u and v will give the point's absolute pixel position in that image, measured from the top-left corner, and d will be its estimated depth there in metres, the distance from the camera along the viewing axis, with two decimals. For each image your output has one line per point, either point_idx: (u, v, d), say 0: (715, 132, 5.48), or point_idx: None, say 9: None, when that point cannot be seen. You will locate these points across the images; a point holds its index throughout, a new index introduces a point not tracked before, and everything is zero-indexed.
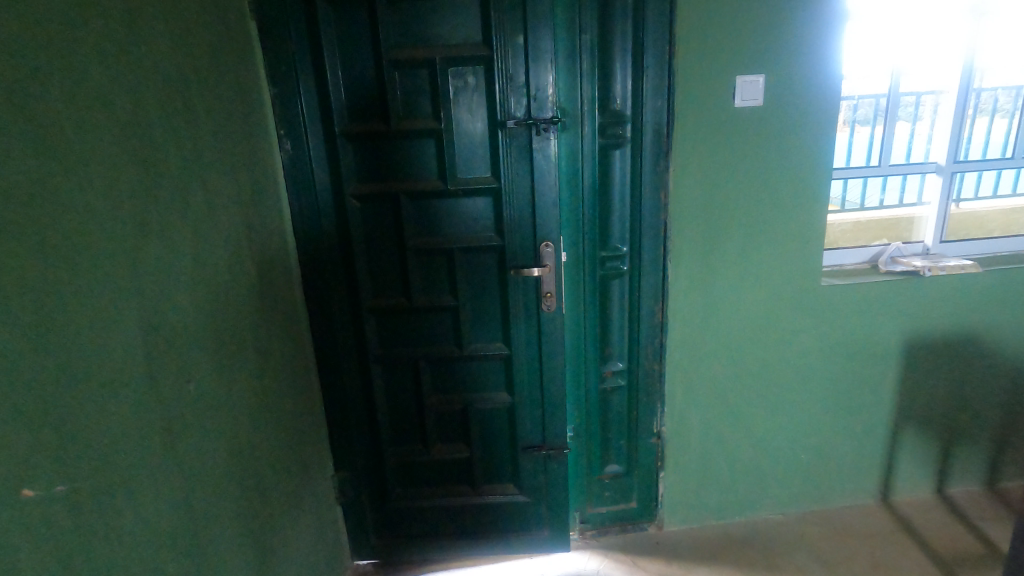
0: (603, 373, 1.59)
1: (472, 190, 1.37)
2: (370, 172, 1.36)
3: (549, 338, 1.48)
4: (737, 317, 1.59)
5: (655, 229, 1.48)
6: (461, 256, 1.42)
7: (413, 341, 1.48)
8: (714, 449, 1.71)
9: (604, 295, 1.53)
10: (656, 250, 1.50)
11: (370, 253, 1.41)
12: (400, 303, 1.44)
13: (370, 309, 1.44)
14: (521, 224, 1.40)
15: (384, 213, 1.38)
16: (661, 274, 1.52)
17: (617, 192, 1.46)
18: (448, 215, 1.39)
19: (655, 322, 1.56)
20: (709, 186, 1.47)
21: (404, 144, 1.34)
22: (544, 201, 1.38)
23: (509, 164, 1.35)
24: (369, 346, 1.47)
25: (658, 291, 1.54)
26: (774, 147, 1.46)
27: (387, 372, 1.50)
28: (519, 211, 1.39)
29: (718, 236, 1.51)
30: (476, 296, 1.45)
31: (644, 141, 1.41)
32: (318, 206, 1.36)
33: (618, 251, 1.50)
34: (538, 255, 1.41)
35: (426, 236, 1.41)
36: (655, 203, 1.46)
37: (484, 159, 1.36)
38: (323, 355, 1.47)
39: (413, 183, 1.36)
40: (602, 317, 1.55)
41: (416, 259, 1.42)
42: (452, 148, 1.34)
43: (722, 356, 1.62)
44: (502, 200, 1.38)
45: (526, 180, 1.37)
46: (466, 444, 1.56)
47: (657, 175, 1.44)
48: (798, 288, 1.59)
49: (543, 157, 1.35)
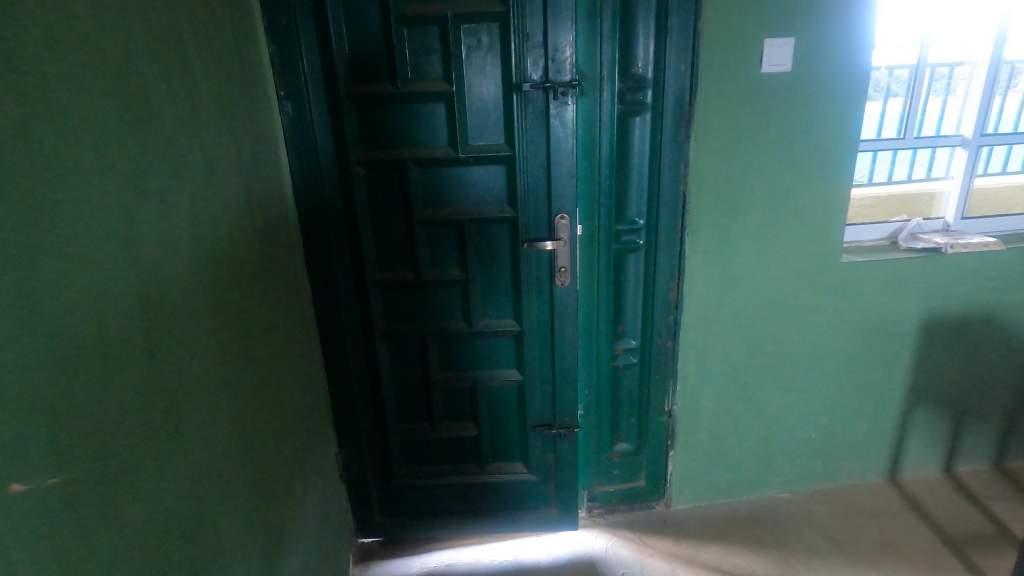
0: (615, 351, 1.55)
1: (485, 158, 1.29)
2: (377, 138, 1.28)
3: (562, 315, 1.43)
4: (754, 294, 1.54)
5: (673, 202, 1.42)
6: (471, 228, 1.35)
7: (421, 317, 1.43)
8: (725, 428, 1.68)
9: (620, 270, 1.47)
10: (674, 224, 1.44)
11: (376, 224, 1.35)
12: (408, 277, 1.38)
13: (376, 282, 1.38)
14: (535, 194, 1.33)
15: (392, 182, 1.31)
16: (677, 249, 1.47)
17: (635, 162, 1.39)
18: (458, 184, 1.32)
19: (669, 299, 1.52)
20: (732, 158, 1.40)
21: (412, 108, 1.26)
22: (561, 170, 1.31)
23: (524, 131, 1.28)
24: (375, 321, 1.42)
25: (674, 267, 1.48)
26: (802, 117, 1.39)
27: (393, 348, 1.46)
28: (533, 179, 1.32)
29: (739, 209, 1.45)
30: (486, 271, 1.39)
31: (665, 108, 1.34)
32: (322, 173, 1.29)
33: (635, 225, 1.44)
34: (552, 228, 1.35)
35: (435, 207, 1.34)
36: (675, 174, 1.40)
37: (497, 124, 1.28)
38: (327, 329, 1.42)
39: (421, 150, 1.29)
40: (616, 293, 1.50)
41: (424, 232, 1.35)
42: (464, 112, 1.27)
43: (738, 334, 1.58)
44: (517, 169, 1.30)
45: (542, 147, 1.29)
46: (475, 421, 1.52)
47: (677, 145, 1.37)
48: (817, 265, 1.54)
49: (559, 123, 1.28)
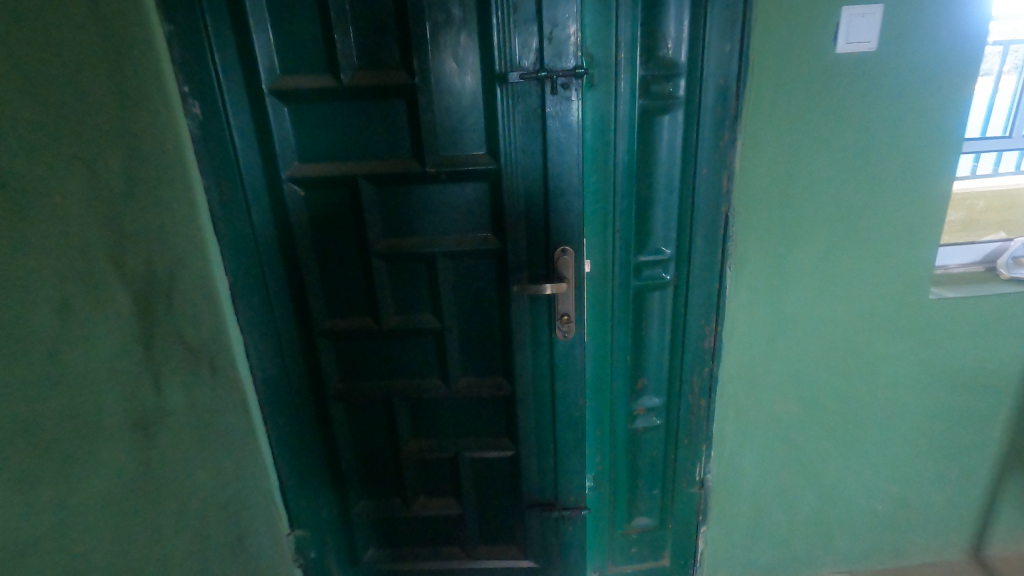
0: (634, 411, 1.23)
1: (461, 173, 0.97)
2: (318, 148, 0.97)
3: (565, 372, 1.10)
4: (813, 340, 1.21)
5: (712, 226, 1.09)
6: (446, 263, 1.03)
7: (385, 373, 1.12)
8: (771, 500, 1.35)
9: (640, 312, 1.15)
10: (711, 254, 1.11)
11: (323, 259, 1.04)
12: (367, 325, 1.08)
13: (326, 332, 1.08)
14: (529, 220, 1.00)
15: (340, 206, 1.00)
16: (716, 285, 1.14)
17: (662, 176, 1.05)
18: (427, 208, 1.00)
19: (704, 347, 1.19)
20: (791, 167, 1.06)
21: (362, 107, 0.94)
22: (562, 188, 0.98)
23: (513, 136, 0.95)
24: (327, 379, 1.12)
25: (710, 308, 1.15)
26: (887, 113, 1.04)
27: (353, 411, 1.16)
28: (525, 199, 0.99)
29: (798, 233, 1.11)
30: (468, 317, 1.08)
31: (704, 104, 1.01)
32: (246, 193, 0.98)
33: (660, 256, 1.10)
34: (553, 263, 1.02)
35: (398, 237, 1.02)
36: (715, 191, 1.06)
37: (476, 127, 0.96)
38: (267, 388, 1.12)
39: (376, 163, 0.97)
40: (634, 340, 1.18)
41: (385, 269, 1.04)
42: (431, 112, 0.94)
43: (790, 388, 1.25)
44: (503, 186, 0.97)
45: (537, 157, 0.96)
46: (458, 497, 1.22)
47: (719, 152, 1.04)
48: (898, 303, 1.19)
49: (560, 125, 0.94)
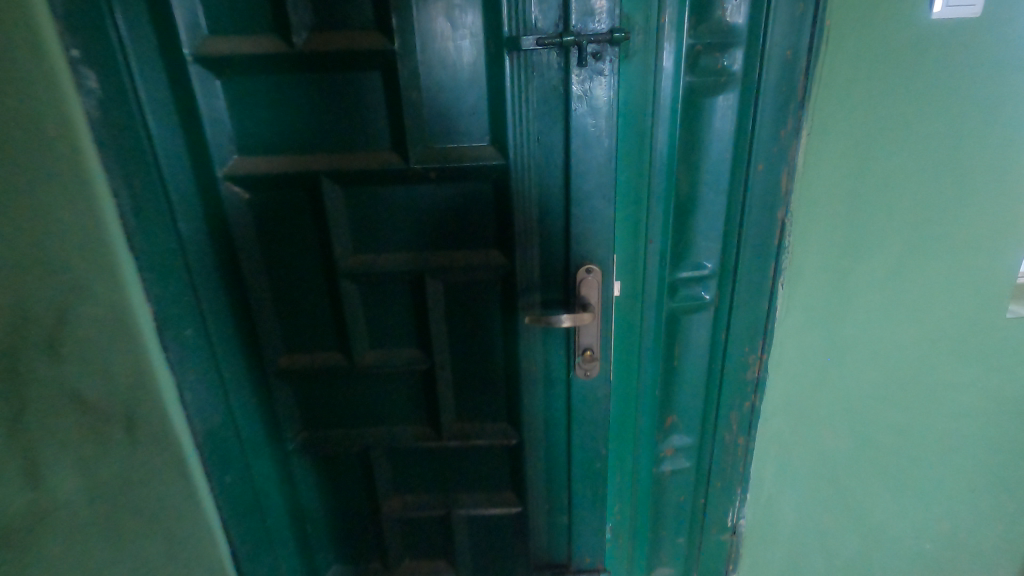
0: (660, 451, 1.04)
1: (457, 172, 0.74)
2: (266, 138, 0.73)
3: (585, 417, 0.89)
4: (872, 368, 1.02)
5: (764, 234, 0.88)
6: (436, 285, 0.80)
7: (360, 419, 0.90)
8: (810, 545, 1.17)
9: (672, 339, 0.96)
10: (762, 269, 0.91)
11: (278, 281, 0.81)
12: (337, 362, 0.85)
13: (284, 371, 0.85)
14: (544, 232, 0.78)
15: (297, 214, 0.77)
16: (764, 306, 0.94)
17: (708, 174, 0.85)
18: (412, 215, 0.77)
19: (746, 377, 0.99)
20: (865, 163, 0.86)
21: (324, 83, 0.70)
22: (588, 192, 0.75)
23: (526, 124, 0.72)
24: (286, 427, 0.90)
25: (755, 332, 0.96)
26: (989, 96, 0.83)
27: (321, 463, 0.94)
28: (539, 206, 0.76)
29: (866, 244, 0.91)
30: (464, 351, 0.86)
31: (765, 83, 0.79)
32: (168, 197, 0.73)
33: (699, 272, 0.91)
34: (574, 286, 0.80)
35: (374, 254, 0.79)
36: (771, 194, 0.86)
37: (476, 111, 0.72)
38: (208, 445, 0.88)
39: (343, 158, 0.73)
40: (664, 370, 0.98)
41: (359, 293, 0.81)
42: (416, 90, 0.70)
43: (840, 423, 1.06)
44: (512, 188, 0.75)
45: (557, 151, 0.74)
46: (450, 557, 1.01)
47: (779, 144, 0.83)
48: (973, 326, 1.00)
49: (588, 110, 0.71)
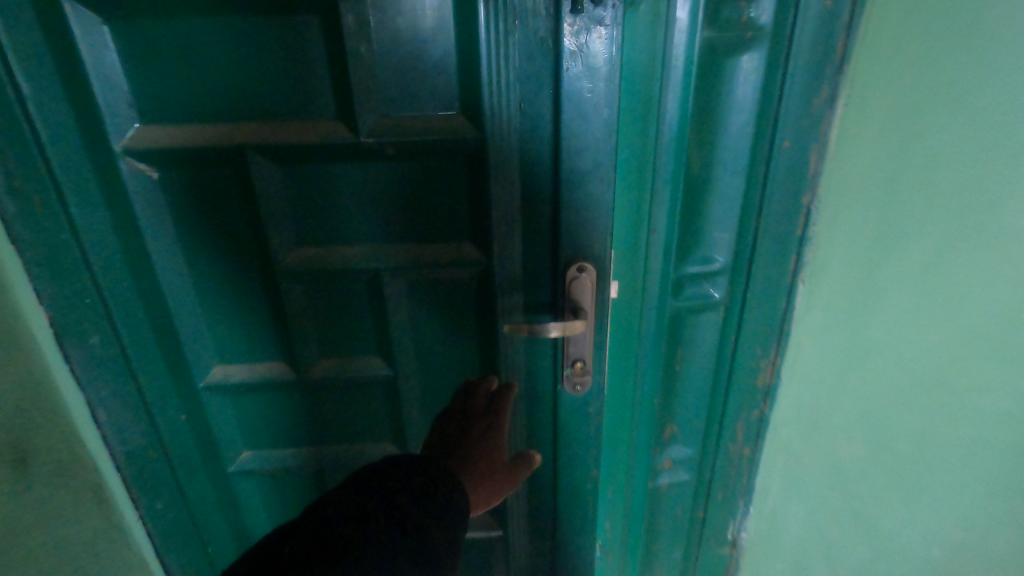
0: (657, 463, 0.93)
1: (420, 147, 0.60)
2: (175, 101, 0.57)
3: (575, 437, 0.77)
4: (899, 403, 0.81)
5: (786, 223, 0.76)
6: (398, 284, 0.67)
7: (311, 436, 0.77)
8: None
9: (674, 341, 0.83)
10: (781, 264, 0.78)
11: (204, 279, 0.66)
12: (283, 374, 0.72)
13: (218, 384, 0.72)
14: (528, 221, 0.64)
15: (222, 199, 0.62)
16: (782, 306, 0.81)
17: (725, 152, 0.72)
18: (364, 201, 0.62)
19: (756, 385, 0.88)
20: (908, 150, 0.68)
21: (248, 32, 0.55)
22: (583, 174, 0.61)
23: (507, 88, 0.57)
24: (227, 445, 0.76)
25: (770, 335, 0.84)
26: None
27: (270, 483, 0.81)
28: (523, 191, 0.62)
29: (899, 249, 0.73)
30: (433, 359, 0.73)
31: (799, 43, 0.66)
32: (53, 176, 0.57)
33: (707, 267, 0.78)
34: (563, 287, 0.66)
35: (320, 249, 0.65)
36: (795, 176, 0.73)
37: (445, 71, 0.57)
38: (134, 478, 0.72)
39: (276, 130, 0.58)
40: (665, 376, 0.86)
41: (304, 294, 0.67)
42: (368, 43, 0.55)
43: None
44: (490, 169, 0.61)
45: (545, 124, 0.59)
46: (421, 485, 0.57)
47: (809, 116, 0.70)
48: (973, 373, 0.72)
49: (582, 70, 0.56)
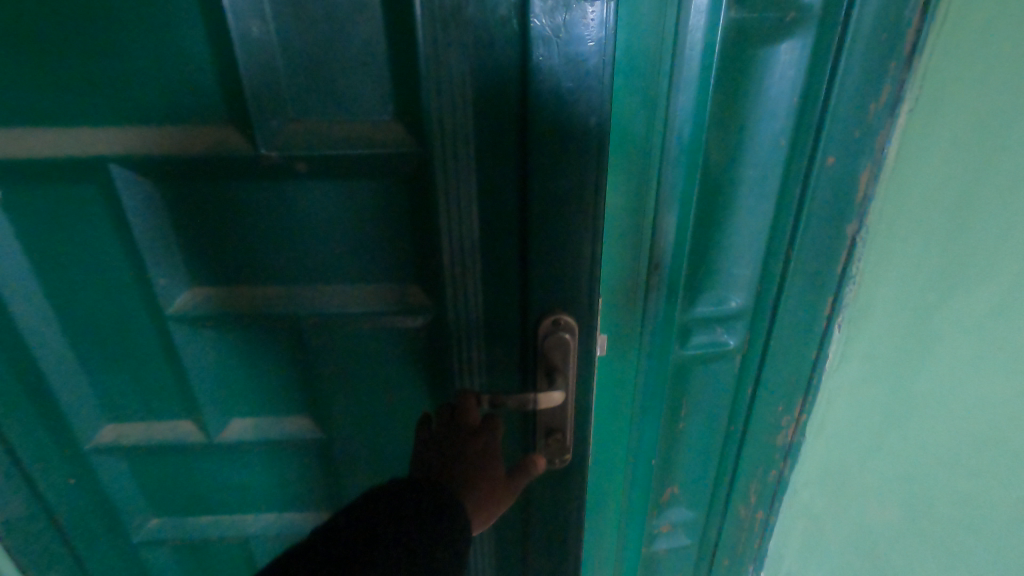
0: (654, 527, 0.79)
1: (343, 162, 0.45)
2: (17, 97, 0.43)
3: (553, 521, 0.61)
4: (938, 470, 0.71)
5: (822, 258, 0.61)
6: (325, 333, 0.52)
7: (228, 506, 0.63)
8: None
9: (678, 394, 0.69)
10: (811, 307, 0.64)
11: (77, 320, 0.52)
12: (187, 436, 0.58)
13: (108, 446, 0.58)
14: (490, 261, 0.48)
15: (90, 225, 0.47)
16: (810, 354, 0.67)
17: (753, 167, 0.55)
18: (275, 228, 0.48)
19: (774, 443, 0.73)
20: (979, 183, 0.54)
21: (103, 4, 0.40)
22: (561, 203, 0.45)
23: (453, 86, 0.41)
24: (127, 512, 0.63)
25: (794, 387, 0.69)
26: None
27: (187, 552, 0.68)
28: (481, 223, 0.46)
29: (958, 303, 0.61)
30: (374, 422, 0.58)
31: (858, 28, 0.50)
32: None
33: (722, 308, 0.63)
34: (535, 345, 0.51)
35: (223, 287, 0.50)
36: (838, 201, 0.58)
37: (368, 61, 0.41)
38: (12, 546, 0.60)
39: (151, 137, 0.44)
40: (666, 432, 0.71)
41: (208, 340, 0.53)
42: (263, 20, 0.40)
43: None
44: (436, 193, 0.45)
45: (508, 135, 0.43)
46: (429, 516, 0.44)
47: (860, 126, 0.54)
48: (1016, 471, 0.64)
49: (557, 60, 0.40)
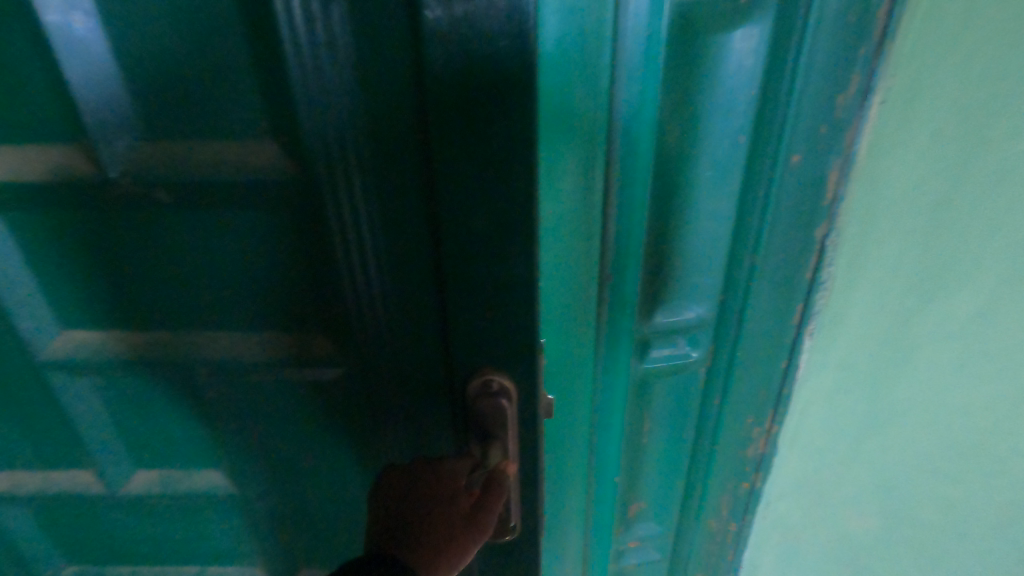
0: (621, 543, 0.75)
1: (226, 187, 0.40)
2: None
3: None
4: None
5: (789, 265, 0.56)
6: (237, 369, 0.48)
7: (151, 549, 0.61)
8: None
9: (639, 409, 0.64)
10: (780, 316, 0.59)
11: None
12: (91, 483, 0.57)
13: (10, 495, 0.58)
14: (407, 301, 0.42)
15: None
16: (779, 364, 0.62)
17: (710, 168, 0.50)
18: (167, 253, 0.44)
19: (745, 457, 0.69)
20: (956, 184, 0.52)
21: None
22: (478, 240, 0.38)
23: (336, 102, 0.35)
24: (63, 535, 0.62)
25: (764, 400, 0.65)
26: None
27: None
28: (390, 257, 0.40)
29: (933, 305, 0.59)
30: (303, 458, 0.53)
31: (820, 9, 0.44)
32: None
33: (682, 320, 0.58)
34: (463, 403, 0.43)
35: (119, 320, 0.48)
36: (806, 203, 0.52)
37: (246, 68, 0.37)
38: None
39: (5, 157, 0.41)
40: (629, 449, 0.67)
41: (93, 387, 0.52)
42: (91, 16, 0.36)
43: (874, 513, 0.75)
44: (332, 227, 0.40)
45: (411, 159, 0.37)
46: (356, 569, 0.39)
47: (827, 122, 0.49)
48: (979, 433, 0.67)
49: (458, 58, 0.33)
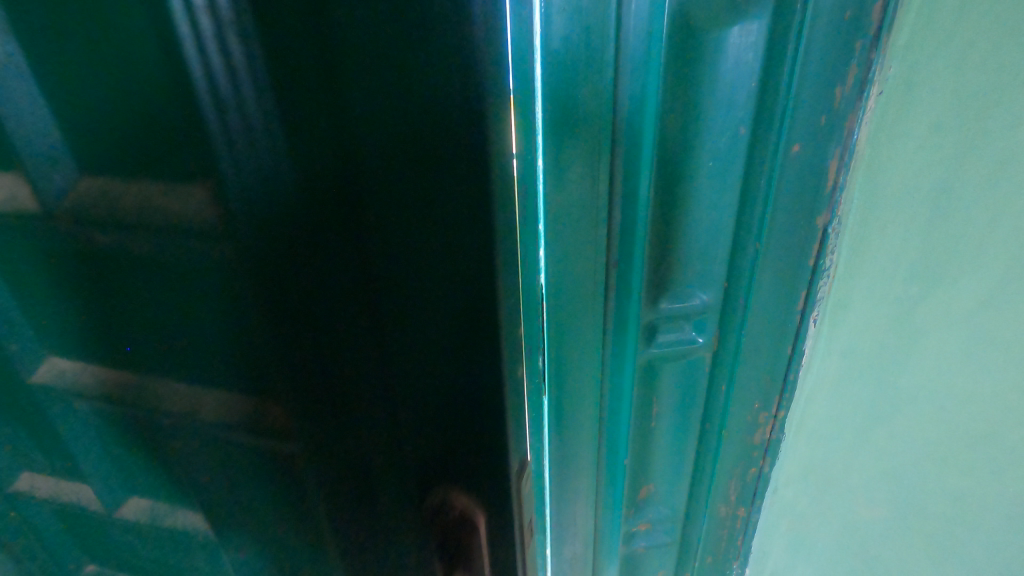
0: (632, 524, 0.77)
1: (159, 259, 0.41)
2: None
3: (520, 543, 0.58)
4: (917, 450, 0.72)
5: (791, 252, 0.58)
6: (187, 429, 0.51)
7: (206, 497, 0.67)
8: None
9: (647, 393, 0.66)
10: (783, 302, 0.61)
11: None
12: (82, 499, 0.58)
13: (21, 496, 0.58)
14: (355, 403, 0.46)
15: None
16: (784, 350, 0.64)
17: (711, 160, 0.53)
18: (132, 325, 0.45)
19: (752, 442, 0.71)
20: (957, 176, 0.53)
21: None
22: (426, 360, 0.44)
23: (255, 186, 0.36)
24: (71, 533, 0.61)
25: (768, 386, 0.67)
26: None
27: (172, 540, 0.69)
28: (341, 370, 0.44)
29: (938, 291, 0.60)
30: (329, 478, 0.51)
31: (817, 6, 0.46)
32: None
33: (687, 306, 0.60)
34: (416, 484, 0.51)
35: (82, 351, 0.48)
36: (807, 192, 0.54)
37: (166, 131, 0.35)
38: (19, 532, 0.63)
39: None
40: (638, 434, 0.69)
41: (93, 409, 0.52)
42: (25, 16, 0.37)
43: (883, 500, 0.77)
44: (291, 341, 0.43)
45: (359, 285, 0.40)
46: None
47: (826, 114, 0.51)
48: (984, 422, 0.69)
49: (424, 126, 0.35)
